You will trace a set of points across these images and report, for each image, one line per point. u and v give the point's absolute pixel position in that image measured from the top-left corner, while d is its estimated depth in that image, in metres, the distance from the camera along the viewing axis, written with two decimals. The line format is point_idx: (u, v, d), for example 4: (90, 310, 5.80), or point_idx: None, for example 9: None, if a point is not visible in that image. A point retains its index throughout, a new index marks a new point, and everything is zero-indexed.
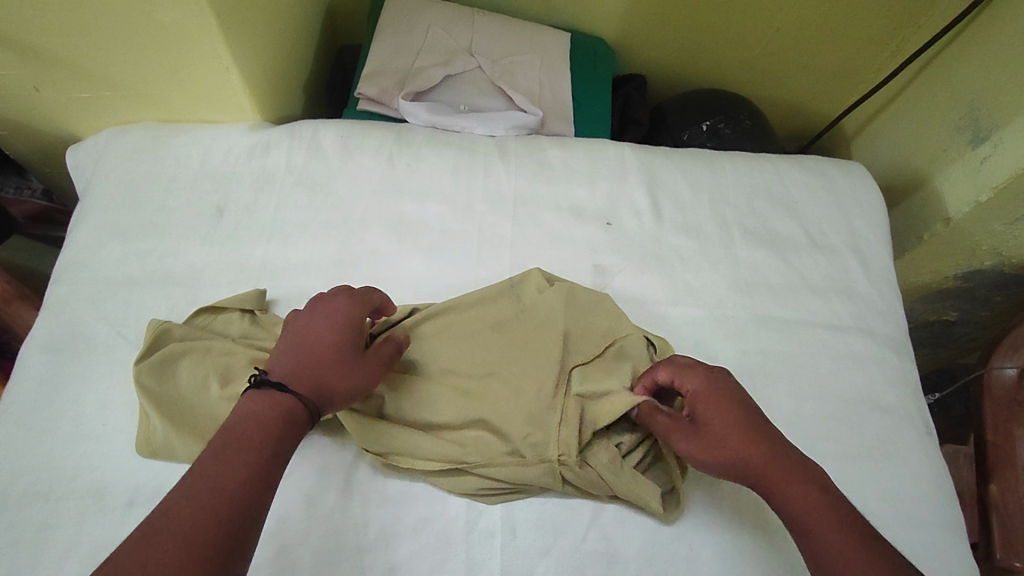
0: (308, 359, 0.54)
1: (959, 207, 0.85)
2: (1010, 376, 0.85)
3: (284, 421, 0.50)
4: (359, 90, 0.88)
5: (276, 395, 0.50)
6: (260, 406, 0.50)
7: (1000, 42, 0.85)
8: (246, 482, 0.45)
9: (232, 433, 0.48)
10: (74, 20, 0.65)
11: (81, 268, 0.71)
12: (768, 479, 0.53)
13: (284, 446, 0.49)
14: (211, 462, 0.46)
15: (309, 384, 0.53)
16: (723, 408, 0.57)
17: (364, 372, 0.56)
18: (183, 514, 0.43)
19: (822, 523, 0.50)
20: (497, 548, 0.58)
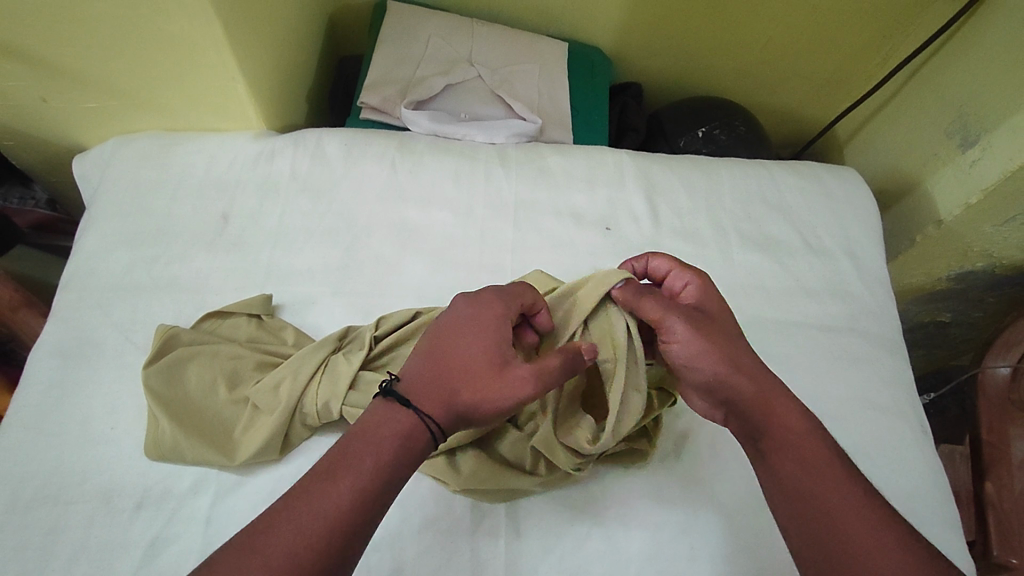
0: (447, 369, 0.52)
1: (950, 209, 0.87)
2: (1004, 374, 0.86)
3: (404, 447, 0.48)
4: (361, 99, 0.90)
5: (399, 412, 0.50)
6: (380, 424, 0.49)
7: (987, 48, 0.87)
8: (355, 512, 0.45)
9: (347, 453, 0.47)
10: (84, 31, 0.67)
11: (88, 275, 0.72)
12: (749, 401, 0.53)
13: (394, 475, 0.47)
14: (324, 476, 0.46)
15: (445, 395, 0.51)
16: (721, 317, 0.58)
17: (518, 384, 0.50)
18: (291, 524, 0.43)
19: (810, 446, 0.51)
20: (501, 547, 0.59)
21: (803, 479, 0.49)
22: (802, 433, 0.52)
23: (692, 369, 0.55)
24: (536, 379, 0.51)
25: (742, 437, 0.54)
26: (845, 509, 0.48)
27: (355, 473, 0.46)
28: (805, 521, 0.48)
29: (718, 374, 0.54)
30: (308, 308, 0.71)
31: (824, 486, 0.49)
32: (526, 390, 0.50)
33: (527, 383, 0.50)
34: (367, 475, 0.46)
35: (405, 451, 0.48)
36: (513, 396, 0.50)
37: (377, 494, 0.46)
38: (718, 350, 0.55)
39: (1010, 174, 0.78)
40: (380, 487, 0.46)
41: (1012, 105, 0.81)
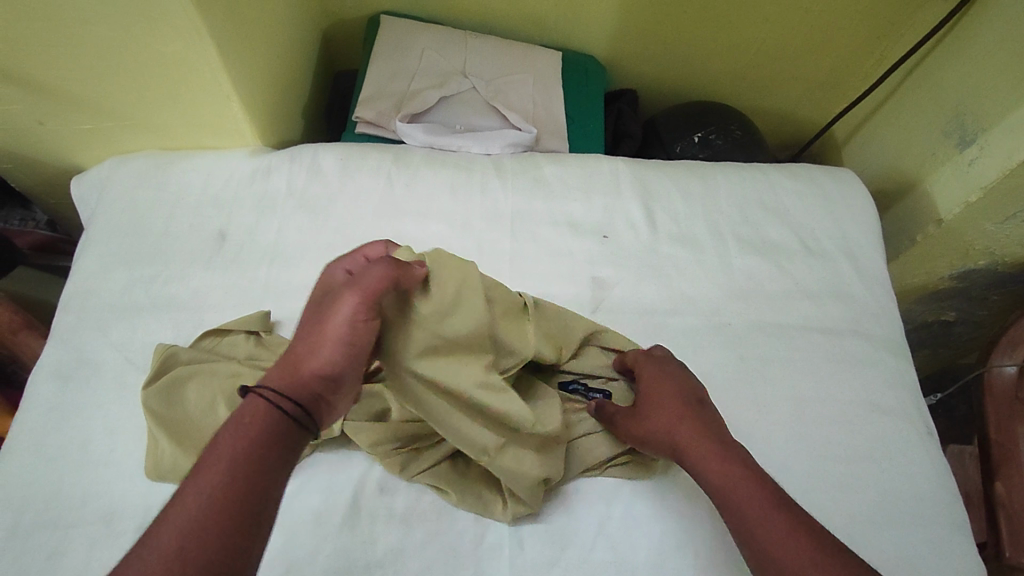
0: (292, 345, 0.49)
1: (950, 207, 0.86)
2: (1010, 373, 0.85)
3: (255, 435, 0.43)
4: (357, 114, 0.90)
5: (245, 406, 0.45)
6: (224, 431, 0.43)
7: (983, 45, 0.87)
8: (220, 520, 0.39)
9: (194, 472, 0.41)
10: (80, 54, 0.67)
11: (87, 296, 0.72)
12: (689, 455, 0.56)
13: (256, 467, 0.41)
14: (176, 501, 0.40)
15: (297, 366, 0.47)
16: (658, 392, 0.61)
17: (337, 312, 0.49)
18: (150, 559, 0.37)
19: (748, 486, 0.52)
20: (506, 560, 0.58)
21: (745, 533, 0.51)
22: (737, 476, 0.53)
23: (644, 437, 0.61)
24: (354, 293, 0.50)
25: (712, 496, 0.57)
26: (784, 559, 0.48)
27: (206, 481, 0.40)
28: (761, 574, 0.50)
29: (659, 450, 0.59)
30: None
31: (766, 524, 0.50)
32: (351, 307, 0.49)
33: (347, 300, 0.50)
34: (221, 476, 0.40)
35: (261, 439, 0.43)
36: (342, 319, 0.49)
37: (241, 492, 0.40)
38: (661, 418, 0.59)
39: (1010, 171, 0.78)
40: (242, 486, 0.40)
41: (1011, 102, 0.80)
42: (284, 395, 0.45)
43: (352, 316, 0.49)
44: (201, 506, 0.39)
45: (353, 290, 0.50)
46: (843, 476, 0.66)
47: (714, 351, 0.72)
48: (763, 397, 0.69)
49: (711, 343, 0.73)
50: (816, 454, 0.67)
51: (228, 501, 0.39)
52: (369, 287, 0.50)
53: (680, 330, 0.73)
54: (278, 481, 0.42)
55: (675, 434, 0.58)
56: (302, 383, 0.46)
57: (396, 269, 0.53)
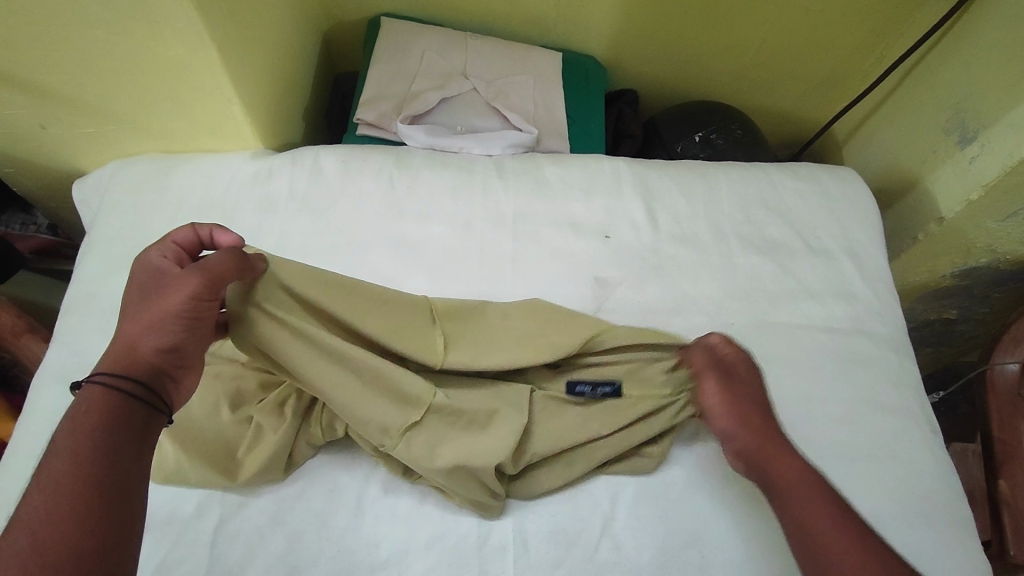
0: (128, 328, 0.48)
1: (952, 206, 0.86)
2: (1012, 371, 0.85)
3: (99, 420, 0.42)
4: (358, 116, 0.90)
5: (87, 393, 0.44)
6: (66, 421, 0.42)
7: (982, 43, 0.87)
8: (83, 503, 0.38)
9: (37, 469, 0.40)
10: (82, 58, 0.67)
11: (90, 300, 0.72)
12: (761, 448, 0.57)
13: (115, 450, 0.42)
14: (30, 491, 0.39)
15: (133, 349, 0.47)
16: (749, 380, 0.62)
17: (177, 290, 0.48)
18: (19, 541, 0.36)
19: (812, 486, 0.53)
20: (510, 561, 0.58)
21: (801, 522, 0.51)
22: (801, 475, 0.54)
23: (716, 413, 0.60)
24: (197, 275, 0.49)
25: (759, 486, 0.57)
26: (841, 551, 0.48)
27: (52, 471, 0.39)
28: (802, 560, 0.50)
29: (733, 427, 0.59)
30: None
31: (825, 519, 0.50)
32: (189, 288, 0.48)
33: (189, 281, 0.49)
34: (68, 464, 0.40)
35: (109, 422, 0.43)
36: (179, 299, 0.48)
37: (101, 472, 0.40)
38: (742, 406, 0.59)
39: (1011, 169, 0.78)
40: (102, 466, 0.40)
41: (1012, 100, 0.80)
42: (121, 379, 0.45)
43: (193, 296, 0.48)
44: (53, 493, 0.38)
45: (197, 271, 0.49)
46: (847, 475, 0.66)
47: None
48: None
49: None
50: (819, 453, 0.67)
51: (79, 485, 0.39)
52: (215, 272, 0.50)
53: (683, 330, 0.73)
54: (131, 459, 0.42)
55: (750, 423, 0.58)
56: (141, 362, 0.46)
57: (242, 261, 0.53)
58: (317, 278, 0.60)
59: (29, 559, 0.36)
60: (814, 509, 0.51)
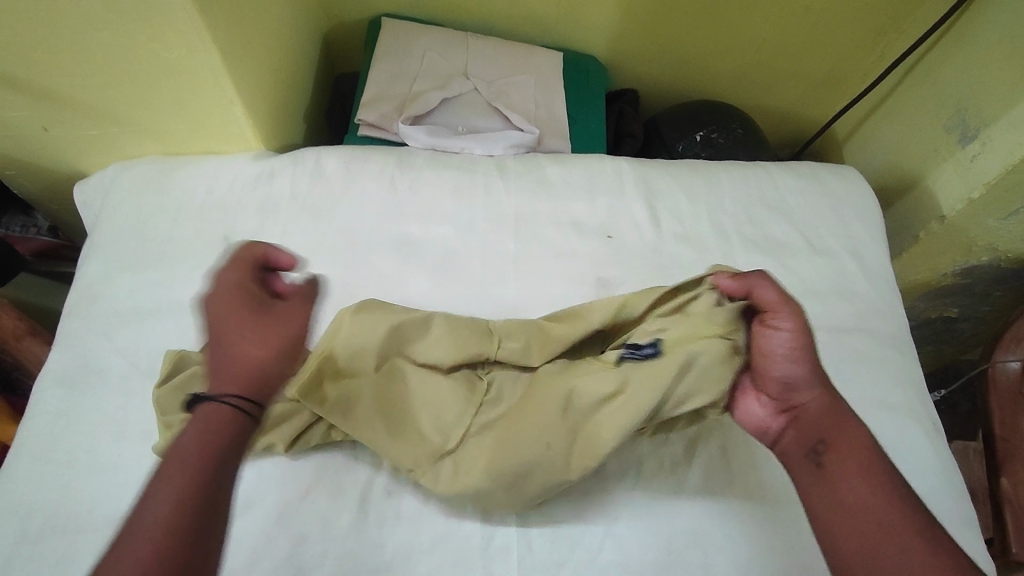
0: (241, 349, 0.50)
1: (953, 204, 0.86)
2: (1013, 368, 0.86)
3: (219, 438, 0.46)
4: (359, 116, 0.90)
5: (217, 408, 0.47)
6: (193, 432, 0.46)
7: (983, 42, 0.87)
8: (197, 516, 0.42)
9: (156, 477, 0.44)
10: (83, 61, 0.67)
11: (92, 302, 0.72)
12: (831, 412, 0.55)
13: (226, 463, 0.45)
14: (157, 496, 0.42)
15: (257, 369, 0.50)
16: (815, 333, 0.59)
17: (291, 324, 0.53)
18: (143, 548, 0.40)
19: (872, 461, 0.52)
20: (514, 562, 0.58)
21: (862, 493, 0.50)
22: (865, 447, 0.53)
23: (787, 364, 0.57)
24: (304, 314, 0.54)
25: (802, 449, 0.55)
26: (905, 524, 0.48)
27: (173, 482, 0.43)
28: (858, 528, 0.49)
29: (801, 378, 0.56)
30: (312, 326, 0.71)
31: (888, 493, 0.50)
32: (296, 322, 0.54)
33: (297, 318, 0.54)
34: (184, 479, 0.43)
35: (225, 440, 0.46)
36: (290, 329, 0.53)
37: (212, 485, 0.44)
38: (815, 363, 0.57)
39: (1013, 167, 0.78)
40: (215, 481, 0.44)
41: (1012, 98, 0.80)
42: (250, 399, 0.48)
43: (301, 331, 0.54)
44: (175, 502, 0.42)
45: (301, 309, 0.55)
46: None
47: None
48: None
49: None
50: None
51: (197, 499, 0.43)
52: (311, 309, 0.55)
53: None
54: (232, 478, 0.46)
55: (817, 383, 0.57)
56: (259, 386, 0.50)
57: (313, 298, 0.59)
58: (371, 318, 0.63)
59: (150, 568, 0.39)
60: (881, 481, 0.51)
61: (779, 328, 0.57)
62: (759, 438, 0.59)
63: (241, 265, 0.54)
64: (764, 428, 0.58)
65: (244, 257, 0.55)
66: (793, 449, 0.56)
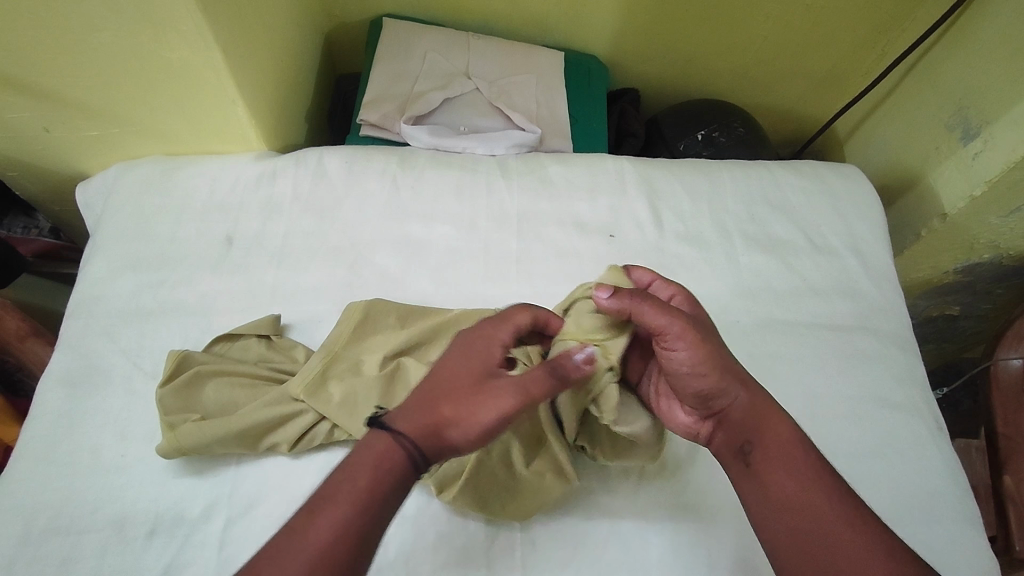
0: (439, 402, 0.50)
1: (955, 202, 0.86)
2: (1015, 366, 0.85)
3: (390, 477, 0.47)
4: (361, 116, 0.90)
5: (384, 450, 0.48)
6: (362, 469, 0.47)
7: (985, 39, 0.87)
8: (341, 553, 0.43)
9: (326, 491, 0.46)
10: (86, 62, 0.67)
11: (95, 302, 0.72)
12: (752, 413, 0.54)
13: (380, 511, 0.46)
14: (306, 517, 0.44)
15: (438, 429, 0.49)
16: (710, 328, 0.56)
17: (499, 398, 0.49)
18: (288, 563, 0.42)
19: (798, 459, 0.51)
20: (518, 561, 0.58)
21: (792, 495, 0.50)
22: (789, 443, 0.52)
23: (694, 378, 0.54)
24: (518, 393, 0.49)
25: (730, 453, 0.55)
26: (834, 520, 0.48)
27: (340, 508, 0.45)
28: (791, 534, 0.48)
29: (714, 389, 0.54)
30: (315, 326, 0.71)
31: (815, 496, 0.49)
32: (511, 402, 0.49)
33: (507, 399, 0.49)
34: (348, 508, 0.45)
35: (391, 480, 0.47)
36: (496, 411, 0.49)
37: (363, 529, 0.45)
38: (722, 366, 0.54)
39: (1014, 164, 0.78)
40: (366, 523, 0.45)
41: (1014, 96, 0.80)
42: (414, 456, 0.48)
43: (508, 412, 0.49)
44: (329, 532, 0.44)
45: (519, 388, 0.49)
46: (852, 472, 0.66)
47: None
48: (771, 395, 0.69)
49: None
50: (825, 450, 0.67)
51: (347, 539, 0.44)
52: (537, 394, 0.50)
53: None
54: (386, 521, 0.46)
55: (729, 389, 0.54)
56: (431, 446, 0.49)
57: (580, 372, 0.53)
58: (372, 319, 0.67)
59: None
60: (810, 479, 0.50)
61: (674, 349, 0.54)
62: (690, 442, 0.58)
63: (510, 325, 0.55)
64: (689, 433, 0.57)
65: (519, 317, 0.56)
66: (723, 454, 0.55)
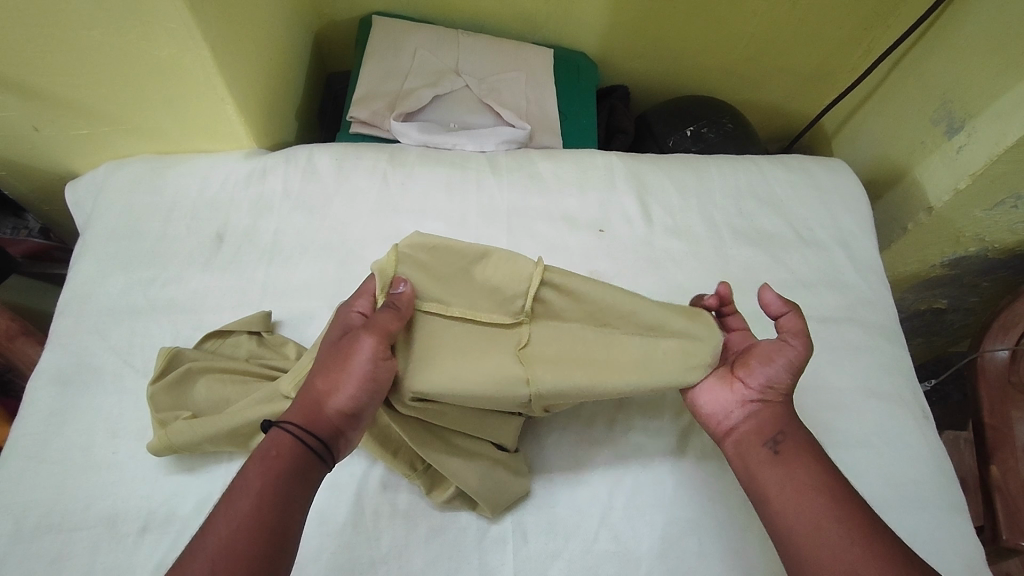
0: (312, 378, 0.55)
1: (940, 196, 0.87)
2: (1002, 357, 0.86)
3: (281, 467, 0.49)
4: (351, 114, 0.91)
5: (279, 439, 0.51)
6: (257, 464, 0.49)
7: (968, 34, 0.88)
8: (257, 535, 0.46)
9: (223, 499, 0.48)
10: (75, 60, 0.67)
11: (86, 301, 0.72)
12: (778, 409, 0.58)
13: (289, 491, 0.49)
14: (213, 520, 0.46)
15: (316, 401, 0.53)
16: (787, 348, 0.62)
17: (359, 348, 0.54)
18: (202, 558, 0.44)
19: (813, 452, 0.55)
20: (510, 553, 0.59)
21: (808, 478, 0.53)
22: (804, 439, 0.56)
23: (786, 370, 0.58)
24: (369, 336, 0.54)
25: (758, 440, 0.57)
26: (842, 502, 0.51)
27: (236, 509, 0.47)
28: (806, 511, 0.51)
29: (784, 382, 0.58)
30: (306, 323, 0.71)
31: (819, 481, 0.53)
32: (370, 347, 0.54)
33: (366, 340, 0.54)
34: (246, 504, 0.47)
35: (284, 467, 0.50)
36: (361, 357, 0.53)
37: (276, 509, 0.47)
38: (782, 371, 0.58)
39: (997, 158, 0.78)
40: (279, 505, 0.47)
41: (997, 89, 0.81)
42: (305, 434, 0.51)
43: (372, 354, 0.54)
44: (235, 524, 0.46)
45: (368, 331, 0.54)
46: (841, 462, 0.66)
47: None
48: None
49: None
50: None
51: (257, 523, 0.46)
52: (382, 327, 0.54)
53: None
54: (298, 503, 0.49)
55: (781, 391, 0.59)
56: (325, 421, 0.53)
57: (404, 312, 0.56)
58: None
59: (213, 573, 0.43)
60: (826, 470, 0.54)
61: (792, 342, 0.59)
62: (715, 421, 0.60)
63: (360, 295, 0.59)
64: (726, 416, 0.59)
65: (366, 289, 0.59)
66: (749, 440, 0.57)
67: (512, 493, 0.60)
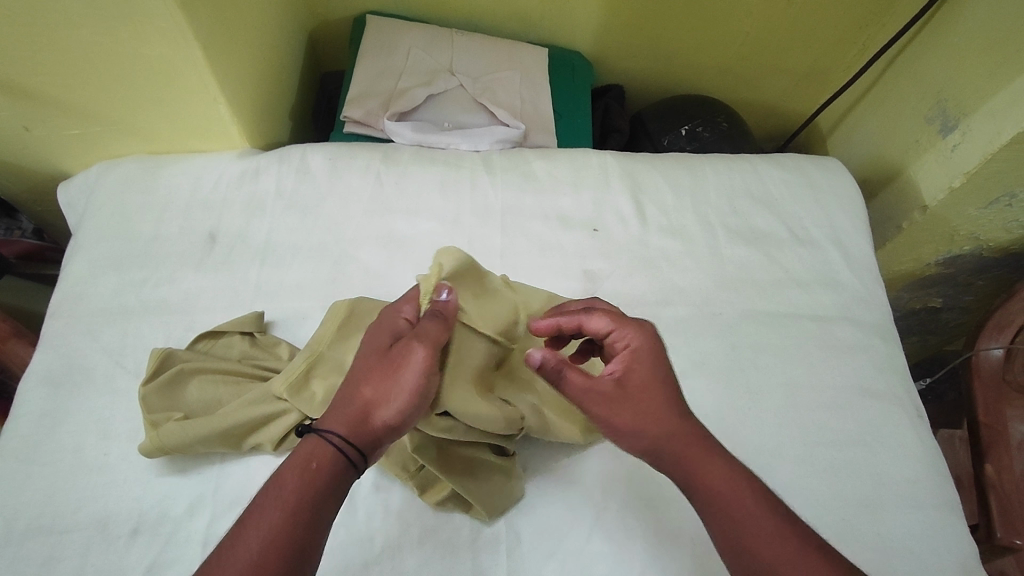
0: (355, 386, 0.52)
1: (934, 194, 0.87)
2: (997, 356, 0.86)
3: (315, 480, 0.47)
4: (344, 113, 0.90)
5: (318, 449, 0.49)
6: (292, 473, 0.48)
7: (963, 32, 0.88)
8: (286, 552, 0.44)
9: (255, 508, 0.46)
10: (64, 60, 0.67)
11: (78, 302, 0.71)
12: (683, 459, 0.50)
13: (321, 506, 0.47)
14: (244, 531, 0.45)
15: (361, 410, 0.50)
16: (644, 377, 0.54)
17: (410, 358, 0.52)
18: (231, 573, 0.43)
19: (743, 502, 0.48)
20: (504, 554, 0.59)
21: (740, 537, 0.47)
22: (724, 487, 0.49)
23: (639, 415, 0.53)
24: (421, 346, 0.53)
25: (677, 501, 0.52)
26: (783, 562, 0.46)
27: (269, 521, 0.45)
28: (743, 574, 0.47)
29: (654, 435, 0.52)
30: (299, 323, 0.71)
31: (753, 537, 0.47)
32: (423, 358, 0.52)
33: (418, 352, 0.52)
34: (278, 517, 0.45)
35: (323, 480, 0.48)
36: (413, 368, 0.52)
37: (307, 525, 0.46)
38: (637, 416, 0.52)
39: (991, 156, 0.78)
40: (310, 520, 0.46)
41: (991, 89, 0.81)
42: (349, 447, 0.49)
43: (425, 366, 0.52)
44: (265, 538, 0.44)
45: (421, 342, 0.53)
46: (836, 461, 0.66)
47: (705, 342, 0.72)
48: (753, 385, 0.70)
49: (702, 333, 0.73)
50: (808, 441, 0.67)
51: (287, 540, 0.45)
52: (434, 338, 0.53)
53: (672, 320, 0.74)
54: (328, 519, 0.47)
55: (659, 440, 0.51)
56: (370, 433, 0.50)
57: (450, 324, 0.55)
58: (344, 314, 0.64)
59: None
60: (761, 523, 0.47)
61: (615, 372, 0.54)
62: None
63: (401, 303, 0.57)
64: None
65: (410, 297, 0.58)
66: None
67: (506, 498, 0.60)
